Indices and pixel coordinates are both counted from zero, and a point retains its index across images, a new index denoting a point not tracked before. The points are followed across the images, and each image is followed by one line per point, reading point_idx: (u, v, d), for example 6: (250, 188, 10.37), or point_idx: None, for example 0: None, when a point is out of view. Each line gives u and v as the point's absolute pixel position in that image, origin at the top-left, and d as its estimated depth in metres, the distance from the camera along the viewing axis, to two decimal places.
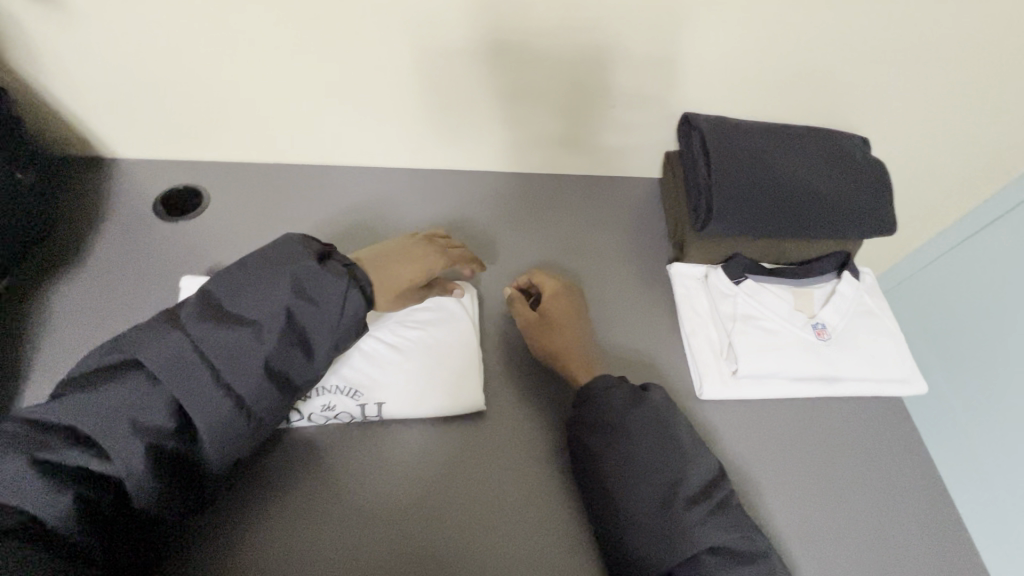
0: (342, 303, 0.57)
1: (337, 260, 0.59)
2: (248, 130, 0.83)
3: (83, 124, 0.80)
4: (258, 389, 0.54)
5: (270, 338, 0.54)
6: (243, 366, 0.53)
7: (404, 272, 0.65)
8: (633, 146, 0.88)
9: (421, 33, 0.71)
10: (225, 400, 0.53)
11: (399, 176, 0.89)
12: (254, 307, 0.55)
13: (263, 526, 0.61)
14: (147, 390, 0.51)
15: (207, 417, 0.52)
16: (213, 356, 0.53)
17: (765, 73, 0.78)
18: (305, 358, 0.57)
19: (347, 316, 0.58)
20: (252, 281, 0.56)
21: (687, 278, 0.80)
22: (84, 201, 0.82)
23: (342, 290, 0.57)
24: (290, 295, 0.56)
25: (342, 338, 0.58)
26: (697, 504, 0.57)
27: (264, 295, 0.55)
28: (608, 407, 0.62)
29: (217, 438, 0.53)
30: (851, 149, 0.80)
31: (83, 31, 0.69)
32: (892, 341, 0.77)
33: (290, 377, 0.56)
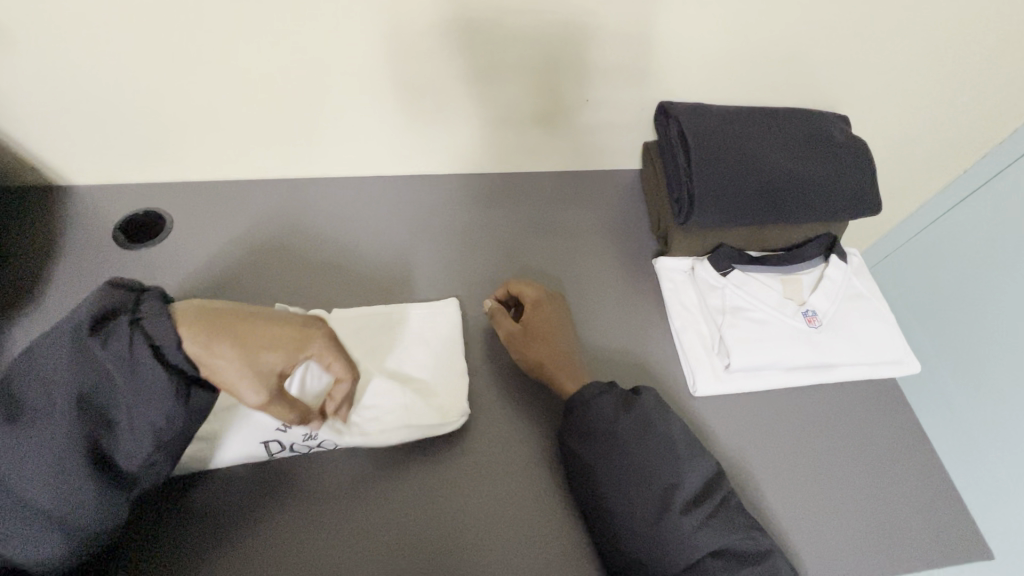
0: (142, 378, 0.45)
1: (134, 315, 0.46)
2: (208, 147, 0.79)
3: (32, 154, 0.76)
4: (79, 493, 0.45)
5: (63, 435, 0.44)
6: (38, 474, 0.45)
7: (272, 348, 0.49)
8: (604, 134, 0.85)
9: (382, 33, 0.68)
10: (29, 511, 0.45)
11: (370, 183, 0.86)
12: (41, 395, 0.45)
13: (238, 563, 0.57)
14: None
15: (17, 534, 0.45)
16: (1, 465, 0.44)
17: (737, 55, 0.76)
18: (120, 445, 0.47)
19: (145, 392, 0.46)
20: (43, 361, 0.46)
21: (673, 273, 0.79)
22: (38, 233, 0.77)
23: (133, 361, 0.45)
24: (68, 379, 0.45)
25: (160, 417, 0.47)
26: (695, 508, 0.56)
27: (51, 381, 0.45)
28: (600, 415, 0.60)
29: (40, 551, 0.46)
30: (832, 129, 0.79)
31: (19, 56, 0.65)
32: (884, 321, 0.76)
33: (110, 464, 0.47)
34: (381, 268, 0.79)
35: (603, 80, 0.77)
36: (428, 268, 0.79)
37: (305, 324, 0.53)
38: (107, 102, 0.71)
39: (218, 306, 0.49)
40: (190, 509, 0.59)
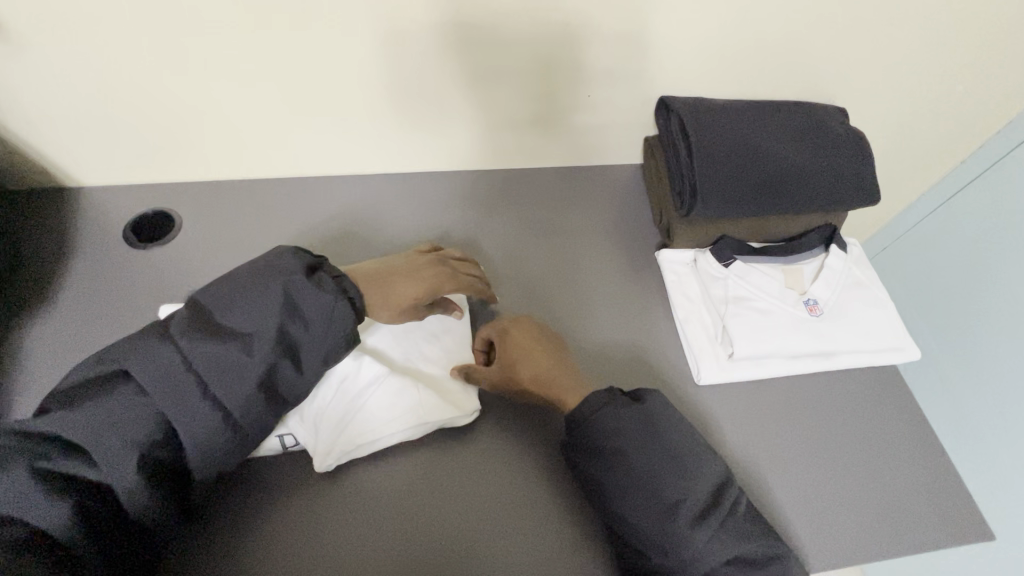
0: (332, 317, 0.56)
1: (327, 272, 0.59)
2: (216, 147, 0.80)
3: (44, 157, 0.77)
4: (233, 421, 0.53)
5: (259, 354, 0.53)
6: (231, 381, 0.52)
7: (408, 288, 0.64)
8: (605, 130, 0.87)
9: (386, 33, 0.69)
10: (212, 414, 0.52)
11: (375, 181, 0.88)
12: (243, 321, 0.54)
13: (254, 551, 0.58)
14: (139, 404, 0.50)
15: (197, 434, 0.51)
16: (201, 368, 0.52)
17: (735, 51, 0.78)
18: (294, 371, 0.56)
19: (338, 328, 0.57)
20: (245, 298, 0.55)
21: (676, 265, 0.80)
22: (51, 233, 0.78)
23: (324, 305, 0.56)
24: (282, 311, 0.55)
25: (333, 351, 0.57)
26: (706, 518, 0.54)
27: (257, 310, 0.54)
28: (601, 424, 0.57)
29: (206, 453, 0.52)
30: (830, 121, 0.80)
31: (32, 61, 0.66)
32: (884, 309, 0.77)
33: (278, 388, 0.55)
34: None
35: (594, 81, 0.78)
36: None
37: (430, 264, 0.67)
38: (118, 105, 0.72)
39: (365, 267, 0.66)
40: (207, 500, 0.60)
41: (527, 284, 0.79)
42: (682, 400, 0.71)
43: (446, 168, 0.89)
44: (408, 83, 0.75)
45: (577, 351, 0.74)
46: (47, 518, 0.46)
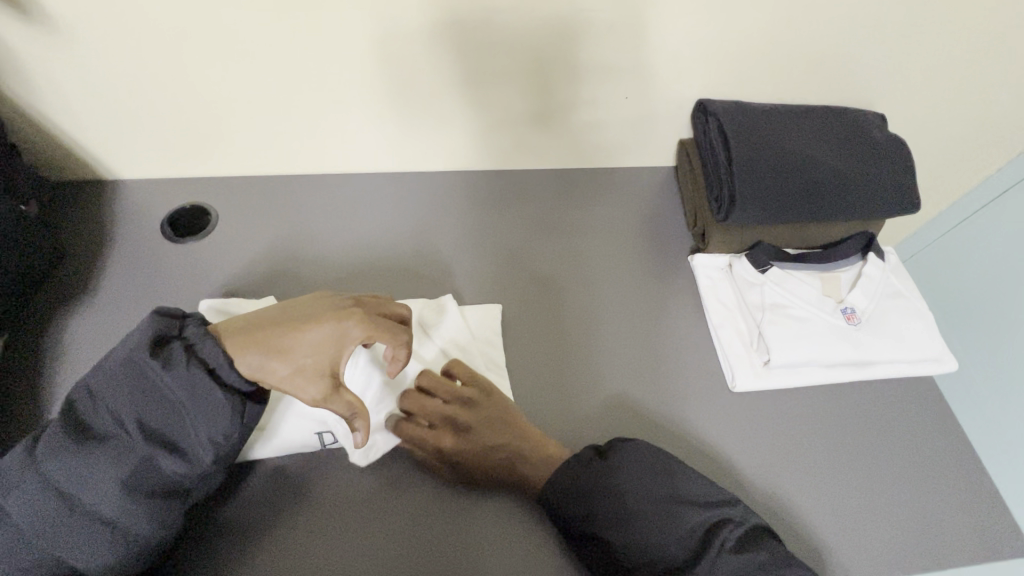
0: (204, 399, 0.51)
1: (183, 343, 0.52)
2: (253, 145, 0.80)
3: (89, 152, 0.78)
4: (111, 525, 0.49)
5: (133, 452, 0.50)
6: (106, 493, 0.49)
7: (304, 349, 0.53)
8: (643, 135, 0.86)
9: (428, 33, 0.69)
10: (95, 525, 0.49)
11: (408, 180, 0.87)
12: (108, 421, 0.50)
13: (296, 540, 0.59)
14: (19, 529, 0.48)
15: (86, 549, 0.49)
16: (71, 486, 0.49)
17: (777, 55, 0.77)
18: (178, 464, 0.51)
19: (211, 411, 0.51)
20: (106, 396, 0.50)
21: (711, 269, 0.80)
22: (91, 226, 0.79)
23: (191, 384, 0.51)
24: (146, 403, 0.51)
25: (219, 438, 0.52)
26: (701, 553, 0.55)
27: (119, 405, 0.50)
28: (583, 481, 0.59)
29: (102, 564, 0.49)
30: (871, 128, 0.79)
31: (82, 59, 0.67)
32: (923, 320, 0.76)
33: (167, 484, 0.51)
34: (423, 265, 0.80)
35: (603, 78, 0.77)
36: (468, 264, 0.80)
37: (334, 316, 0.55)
38: (161, 103, 0.73)
39: (255, 318, 0.55)
40: (250, 495, 0.61)
41: (561, 287, 0.79)
42: (716, 405, 0.72)
43: (442, 169, 0.88)
44: (394, 80, 0.74)
45: (610, 357, 0.73)
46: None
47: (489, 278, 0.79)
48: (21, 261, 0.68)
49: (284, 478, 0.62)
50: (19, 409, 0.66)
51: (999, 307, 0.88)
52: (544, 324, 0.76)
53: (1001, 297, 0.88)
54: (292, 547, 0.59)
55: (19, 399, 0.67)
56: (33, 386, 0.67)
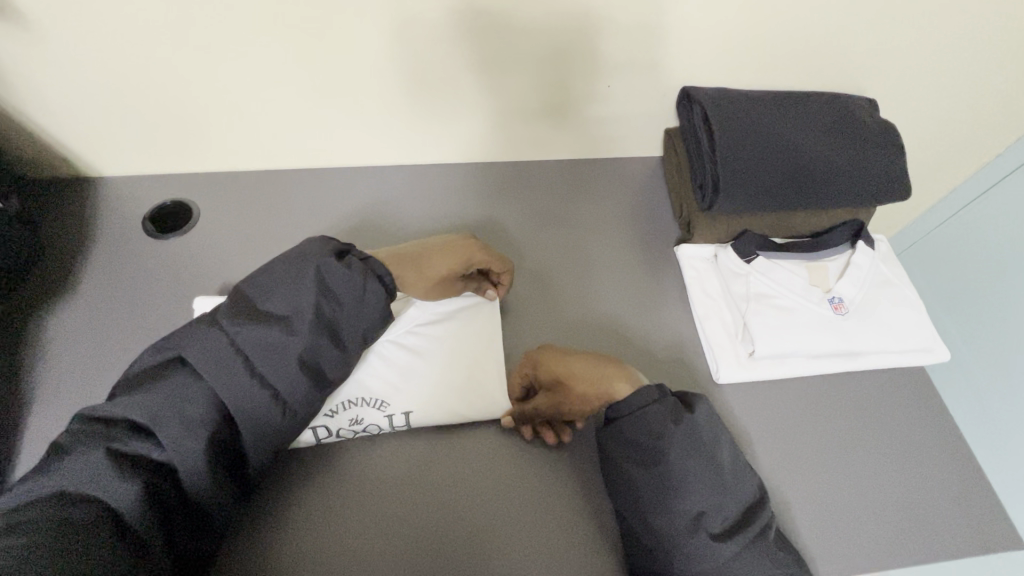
0: (372, 299, 0.56)
1: (355, 254, 0.58)
2: (235, 140, 0.80)
3: (70, 150, 0.78)
4: (272, 397, 0.52)
5: (302, 333, 0.53)
6: (277, 366, 0.52)
7: (442, 261, 0.64)
8: (629, 125, 0.85)
9: (407, 28, 0.68)
10: (261, 392, 0.51)
11: (393, 174, 0.87)
12: (286, 306, 0.53)
13: (265, 531, 0.58)
14: (194, 389, 0.49)
15: (250, 413, 0.51)
16: (252, 354, 0.51)
17: (760, 43, 0.75)
18: (338, 351, 0.55)
19: (372, 307, 0.56)
20: (286, 283, 0.54)
21: (696, 260, 0.78)
22: (74, 224, 0.79)
23: (356, 291, 0.55)
24: (321, 294, 0.54)
25: (369, 331, 0.57)
26: (730, 535, 0.53)
27: (295, 293, 0.54)
28: (648, 425, 0.56)
29: (263, 430, 0.51)
30: (860, 113, 0.77)
31: (58, 56, 0.66)
32: (913, 309, 0.74)
33: (323, 368, 0.54)
34: None
35: (586, 69, 0.76)
36: None
37: (463, 242, 0.67)
38: (140, 99, 0.73)
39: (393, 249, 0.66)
40: None
41: (545, 279, 0.78)
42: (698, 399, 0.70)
43: (428, 162, 0.87)
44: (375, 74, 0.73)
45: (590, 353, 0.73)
46: (125, 502, 0.45)
47: None
48: None
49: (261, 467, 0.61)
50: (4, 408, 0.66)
51: (995, 298, 0.86)
52: (530, 316, 0.75)
53: (998, 288, 0.86)
54: (283, 535, 0.58)
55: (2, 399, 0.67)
56: (17, 384, 0.68)
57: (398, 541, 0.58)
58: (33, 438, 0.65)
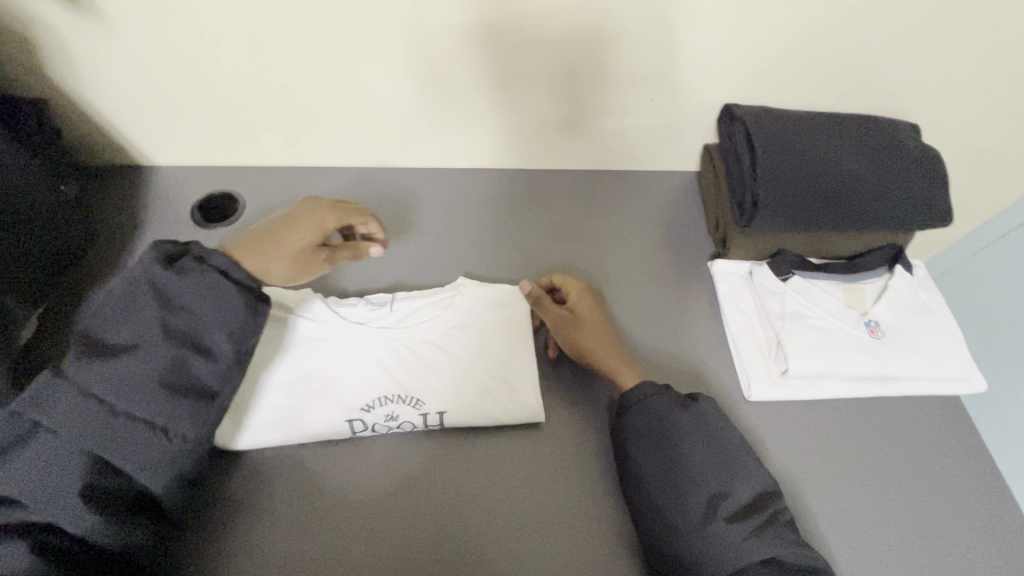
0: (227, 297, 0.54)
1: (191, 254, 0.55)
2: (282, 136, 0.82)
3: (124, 138, 0.81)
4: (151, 431, 0.51)
5: (159, 354, 0.51)
6: (145, 396, 0.50)
7: (300, 235, 0.64)
8: (669, 139, 0.85)
9: (457, 33, 0.70)
10: (139, 426, 0.50)
11: (431, 176, 0.88)
12: (130, 334, 0.51)
13: (300, 519, 0.60)
14: (53, 440, 0.49)
15: (143, 452, 0.50)
16: (110, 395, 0.50)
17: (807, 64, 0.75)
18: (206, 362, 0.53)
19: (228, 309, 0.54)
20: (110, 311, 0.51)
21: (731, 277, 0.79)
22: (123, 209, 0.82)
23: (206, 287, 0.54)
24: (130, 320, 0.51)
25: (237, 334, 0.55)
26: (740, 518, 0.56)
27: (131, 321, 0.51)
28: (652, 416, 0.62)
29: (160, 463, 0.51)
30: (903, 138, 0.77)
31: (124, 46, 0.69)
32: (950, 338, 0.74)
33: (197, 384, 0.53)
34: (441, 260, 0.80)
35: (628, 83, 0.76)
36: (484, 259, 0.81)
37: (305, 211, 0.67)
38: (196, 91, 0.75)
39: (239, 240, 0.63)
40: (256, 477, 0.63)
41: None
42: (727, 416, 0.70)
43: (464, 167, 0.88)
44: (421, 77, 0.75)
45: None
46: (85, 528, 0.49)
47: (506, 277, 0.79)
48: None
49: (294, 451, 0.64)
50: None
51: None
52: None
53: None
54: (317, 524, 0.60)
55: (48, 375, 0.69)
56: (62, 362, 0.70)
57: (427, 537, 0.60)
58: None
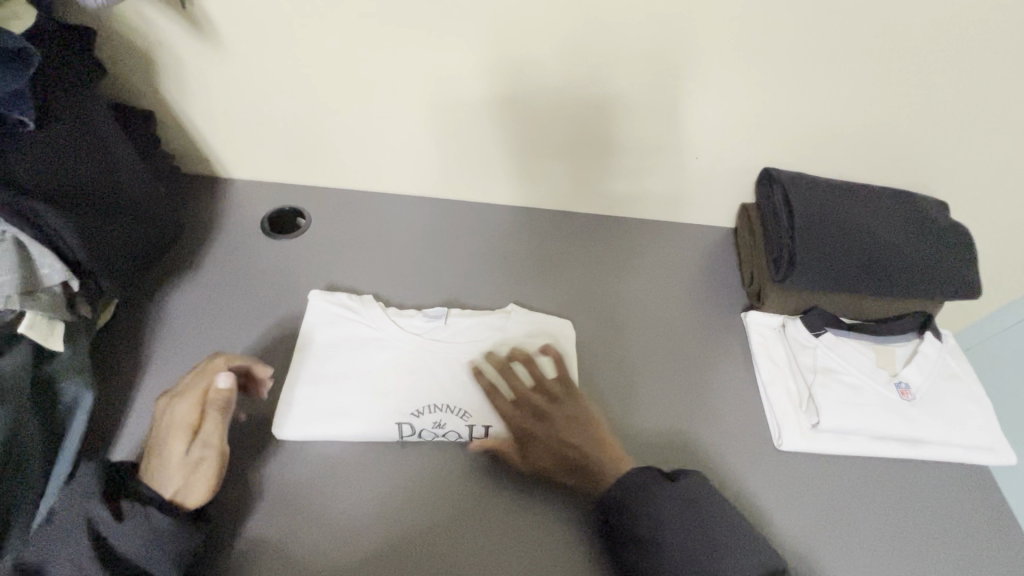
0: (157, 531, 0.54)
1: (127, 496, 0.56)
2: (351, 161, 0.89)
3: (211, 150, 0.89)
4: None
5: None
6: None
7: (194, 468, 0.58)
8: (708, 197, 0.90)
9: (528, 79, 0.77)
10: None
11: (482, 210, 0.94)
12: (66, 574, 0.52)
13: (323, 533, 0.62)
14: None
15: None
16: None
17: (847, 140, 0.81)
18: None
19: (169, 555, 0.55)
20: (60, 538, 0.53)
21: (764, 328, 0.82)
22: (198, 215, 0.89)
23: (149, 534, 0.54)
24: (70, 543, 0.53)
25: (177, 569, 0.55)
26: None
27: (65, 551, 0.52)
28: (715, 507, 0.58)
29: None
30: (935, 214, 0.81)
31: (229, 68, 0.77)
32: (980, 407, 0.75)
33: None
34: (486, 288, 0.85)
35: (675, 139, 0.82)
36: (526, 292, 0.85)
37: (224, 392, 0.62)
38: (282, 114, 0.83)
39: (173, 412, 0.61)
40: (296, 482, 0.65)
41: (612, 324, 0.83)
42: (753, 460, 0.72)
43: (514, 204, 0.94)
44: (484, 120, 0.82)
45: (653, 403, 0.75)
46: None
47: (547, 311, 0.83)
48: (157, 236, 0.72)
49: (320, 491, 0.65)
50: (116, 371, 0.72)
51: None
52: (599, 359, 0.79)
53: None
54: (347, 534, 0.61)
55: (114, 360, 0.73)
56: (131, 349, 0.74)
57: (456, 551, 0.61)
58: (139, 404, 0.70)
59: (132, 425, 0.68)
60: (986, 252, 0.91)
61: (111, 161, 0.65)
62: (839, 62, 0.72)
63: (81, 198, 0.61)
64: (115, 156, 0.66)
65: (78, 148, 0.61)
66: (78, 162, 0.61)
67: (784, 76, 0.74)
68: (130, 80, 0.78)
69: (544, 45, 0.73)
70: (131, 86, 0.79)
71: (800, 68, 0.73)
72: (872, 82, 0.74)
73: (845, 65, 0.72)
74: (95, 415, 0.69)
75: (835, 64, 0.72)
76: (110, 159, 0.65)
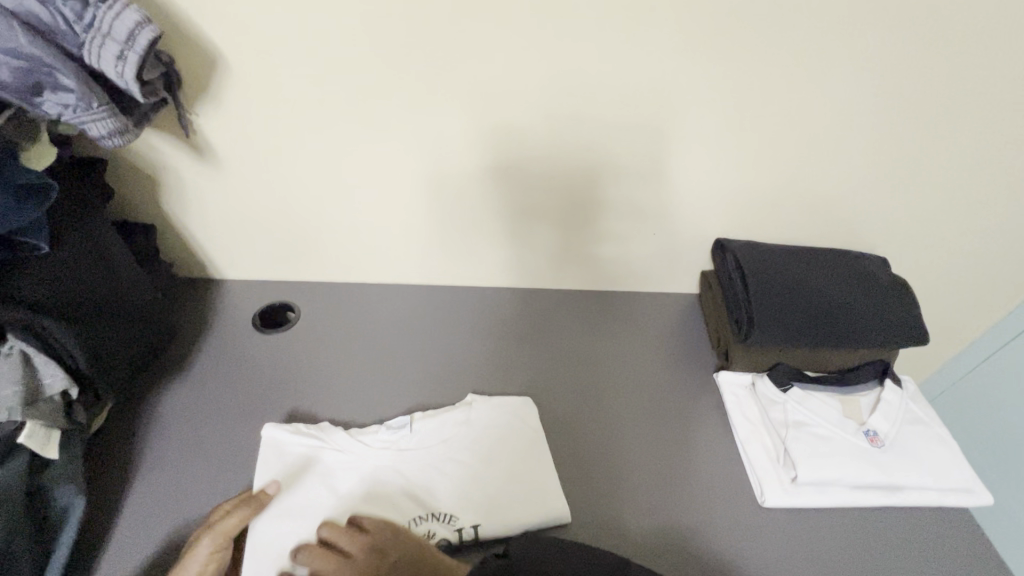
0: None
1: None
2: (339, 255, 0.96)
3: (206, 254, 0.95)
4: None
5: None
6: None
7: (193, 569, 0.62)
8: (671, 267, 0.98)
9: (495, 175, 0.86)
10: None
11: (462, 293, 1.00)
12: None
13: None
14: None
15: None
16: None
17: (786, 209, 0.90)
18: None
19: None
20: None
21: (735, 387, 0.86)
22: (192, 315, 0.93)
23: None
24: None
25: None
26: None
27: None
28: None
29: None
30: (874, 270, 0.89)
31: (225, 183, 0.86)
32: (948, 449, 0.78)
33: None
34: (470, 366, 0.89)
35: (633, 218, 0.91)
36: (508, 368, 0.89)
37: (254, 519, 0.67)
38: (274, 219, 0.91)
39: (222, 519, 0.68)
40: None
41: (591, 393, 0.86)
42: (738, 518, 0.73)
43: (492, 285, 1.01)
44: (459, 212, 0.90)
45: (637, 468, 0.77)
46: None
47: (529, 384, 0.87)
48: (153, 339, 0.76)
49: None
50: (108, 476, 0.73)
51: None
52: (581, 428, 0.82)
53: None
54: None
55: (106, 465, 0.74)
56: (123, 453, 0.76)
57: None
58: (131, 508, 0.70)
59: (124, 531, 0.68)
60: (932, 299, 0.99)
61: (114, 272, 0.70)
62: (765, 146, 0.83)
63: (86, 309, 0.66)
64: (119, 268, 0.71)
65: (85, 264, 0.67)
66: (85, 277, 0.67)
67: (720, 160, 0.84)
68: (134, 198, 0.86)
69: (508, 146, 0.83)
70: (135, 204, 0.87)
71: (733, 152, 0.84)
72: (797, 161, 0.84)
73: (772, 148, 0.83)
74: (85, 523, 0.69)
75: (762, 147, 0.83)
76: (114, 271, 0.70)
